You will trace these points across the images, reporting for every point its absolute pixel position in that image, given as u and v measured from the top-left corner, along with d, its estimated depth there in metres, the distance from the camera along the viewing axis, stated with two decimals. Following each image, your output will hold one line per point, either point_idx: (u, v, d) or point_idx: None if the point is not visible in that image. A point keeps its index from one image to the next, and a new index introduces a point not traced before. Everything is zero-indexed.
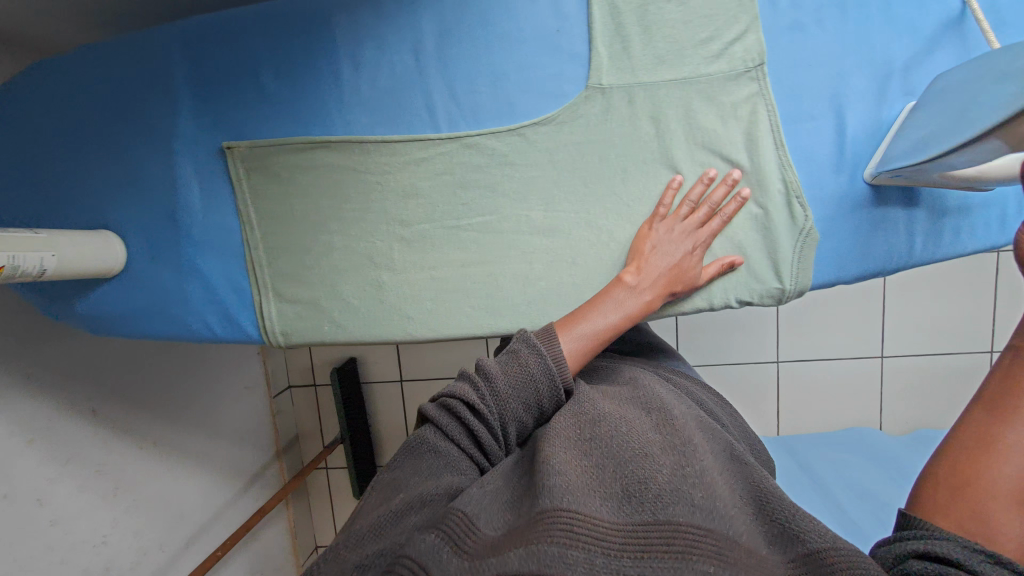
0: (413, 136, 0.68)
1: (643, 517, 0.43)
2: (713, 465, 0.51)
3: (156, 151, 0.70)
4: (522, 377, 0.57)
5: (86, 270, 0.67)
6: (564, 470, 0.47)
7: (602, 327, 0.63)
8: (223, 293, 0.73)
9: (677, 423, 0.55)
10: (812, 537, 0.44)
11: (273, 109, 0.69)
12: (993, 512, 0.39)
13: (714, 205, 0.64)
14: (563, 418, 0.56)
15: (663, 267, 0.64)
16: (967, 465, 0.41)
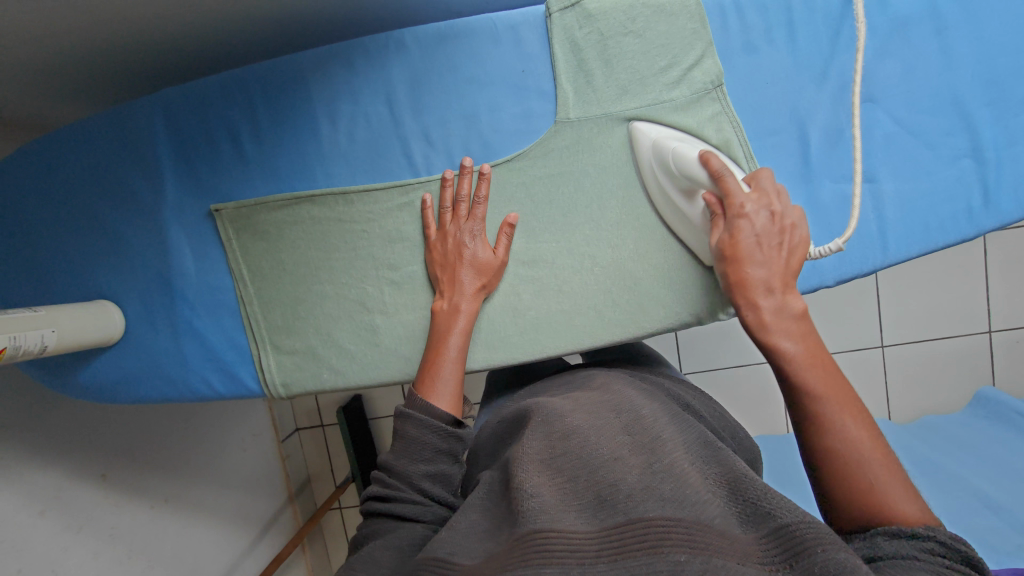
0: (394, 183, 0.70)
1: (617, 521, 0.38)
2: (682, 451, 0.45)
3: (146, 218, 0.72)
4: (408, 445, 0.59)
5: (86, 341, 0.69)
6: (539, 486, 0.42)
7: (445, 359, 0.65)
8: (222, 351, 0.75)
9: (645, 414, 0.49)
10: (782, 512, 0.39)
11: (256, 168, 0.72)
12: (886, 498, 0.44)
13: (466, 198, 0.68)
14: (532, 431, 0.48)
15: (468, 277, 0.67)
16: (850, 469, 0.45)
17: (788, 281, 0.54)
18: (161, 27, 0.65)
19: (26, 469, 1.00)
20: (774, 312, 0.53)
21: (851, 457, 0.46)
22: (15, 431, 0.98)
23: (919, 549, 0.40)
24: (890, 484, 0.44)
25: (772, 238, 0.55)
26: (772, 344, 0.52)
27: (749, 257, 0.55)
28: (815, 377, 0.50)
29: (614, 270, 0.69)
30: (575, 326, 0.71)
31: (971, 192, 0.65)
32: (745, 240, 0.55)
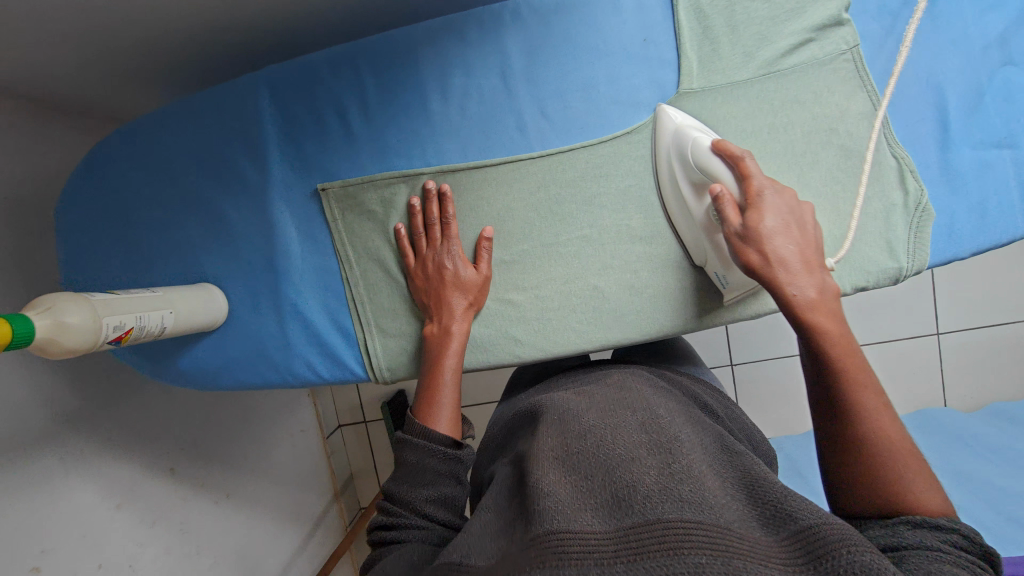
0: (508, 157, 0.68)
1: (634, 521, 0.39)
2: (699, 459, 0.45)
3: (249, 199, 0.70)
4: (410, 469, 0.58)
5: (194, 325, 0.67)
6: (554, 484, 0.43)
7: (444, 380, 0.65)
8: (326, 334, 0.73)
9: (661, 418, 0.50)
10: (804, 517, 0.39)
11: (363, 145, 0.70)
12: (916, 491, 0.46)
13: (354, 233, 0.69)
14: (546, 432, 0.50)
15: (456, 298, 0.68)
16: (881, 461, 0.47)
17: (808, 262, 0.54)
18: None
19: (105, 460, 0.97)
20: (816, 290, 0.53)
21: (887, 446, 0.47)
22: (94, 423, 0.96)
23: (943, 540, 0.42)
24: (916, 472, 0.46)
25: (795, 224, 0.56)
26: (811, 318, 0.53)
27: (778, 236, 0.55)
28: (854, 361, 0.51)
29: None
30: (694, 304, 0.69)
31: None
32: (768, 222, 0.55)
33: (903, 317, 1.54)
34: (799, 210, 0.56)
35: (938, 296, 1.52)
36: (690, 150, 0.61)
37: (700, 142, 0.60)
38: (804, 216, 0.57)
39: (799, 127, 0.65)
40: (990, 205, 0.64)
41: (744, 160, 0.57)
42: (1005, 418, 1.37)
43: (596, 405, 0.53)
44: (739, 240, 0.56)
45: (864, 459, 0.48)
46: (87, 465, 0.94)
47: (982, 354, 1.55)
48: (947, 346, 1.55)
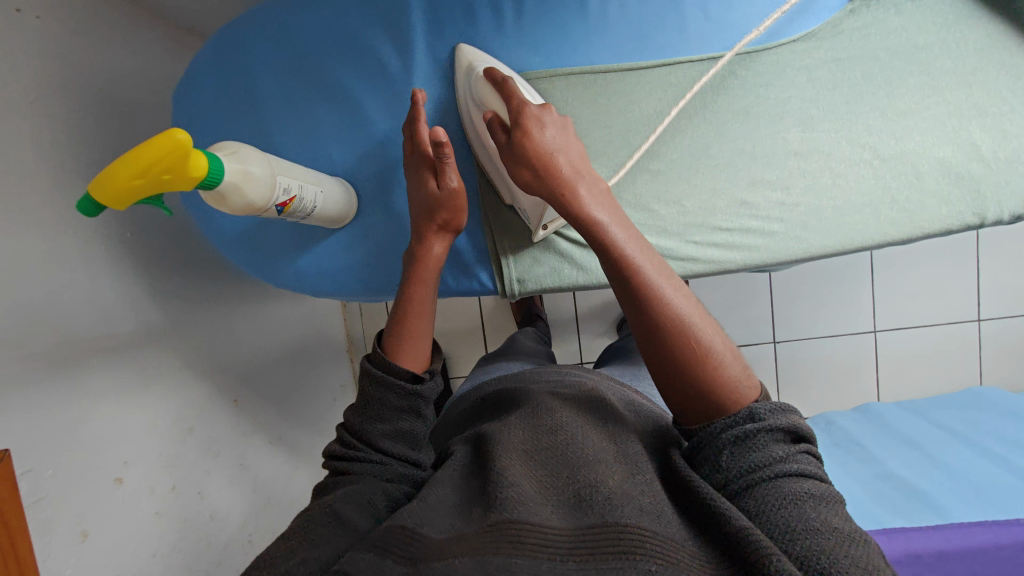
0: (668, 60, 0.66)
1: (593, 522, 0.43)
2: (655, 471, 0.50)
3: (387, 89, 0.67)
4: (370, 403, 0.57)
5: (329, 217, 0.64)
6: (519, 478, 0.47)
7: (414, 317, 0.62)
8: (460, 246, 0.72)
9: (626, 428, 0.55)
10: (739, 518, 0.43)
11: (514, 39, 0.66)
12: (725, 361, 0.51)
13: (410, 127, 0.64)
14: (518, 422, 0.54)
15: (425, 212, 0.64)
16: (706, 336, 0.51)
17: (580, 163, 0.58)
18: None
19: (179, 379, 0.92)
20: (589, 189, 0.56)
21: (689, 333, 0.50)
22: (170, 339, 0.90)
23: (770, 445, 0.47)
24: (718, 341, 0.51)
25: (563, 132, 0.59)
26: (596, 220, 0.54)
27: (556, 149, 0.58)
28: (639, 251, 0.53)
29: (895, 163, 0.65)
30: (848, 224, 0.67)
31: None
32: (542, 135, 0.57)
33: (947, 298, 1.55)
34: (564, 123, 0.60)
35: (982, 278, 1.53)
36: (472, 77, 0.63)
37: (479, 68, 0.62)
38: (567, 128, 0.61)
39: (970, 46, 0.64)
40: None
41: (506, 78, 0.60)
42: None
43: (573, 404, 0.57)
44: (521, 158, 0.58)
45: (665, 343, 0.50)
46: (163, 382, 0.88)
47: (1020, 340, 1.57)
48: (987, 330, 1.57)
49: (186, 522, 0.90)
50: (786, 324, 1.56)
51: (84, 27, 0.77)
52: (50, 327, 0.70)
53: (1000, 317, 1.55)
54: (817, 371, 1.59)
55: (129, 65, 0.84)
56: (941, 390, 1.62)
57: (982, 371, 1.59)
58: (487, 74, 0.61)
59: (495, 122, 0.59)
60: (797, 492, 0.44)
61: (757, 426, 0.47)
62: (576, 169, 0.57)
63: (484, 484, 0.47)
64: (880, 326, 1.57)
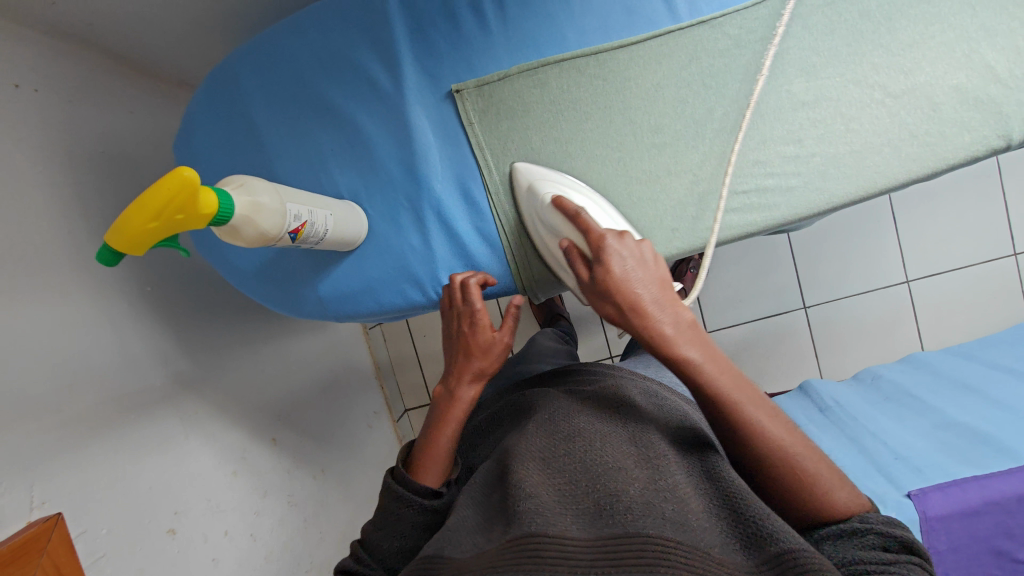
0: (657, 31, 0.65)
1: (614, 532, 0.46)
2: (681, 479, 0.53)
3: (381, 106, 0.67)
4: (384, 518, 0.63)
5: (343, 240, 0.64)
6: (540, 492, 0.50)
7: (440, 441, 0.66)
8: (472, 246, 0.70)
9: (648, 436, 0.58)
10: (783, 537, 0.46)
11: (499, 36, 0.66)
12: (825, 490, 0.51)
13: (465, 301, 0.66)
14: (536, 440, 0.58)
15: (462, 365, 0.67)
16: (797, 465, 0.51)
17: (667, 293, 0.55)
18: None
19: (216, 425, 0.92)
20: (673, 326, 0.54)
21: (794, 466, 0.51)
22: (202, 386, 0.91)
23: (873, 544, 0.49)
24: (818, 474, 0.51)
25: (647, 261, 0.56)
26: (686, 356, 0.53)
27: (636, 280, 0.54)
28: (730, 383, 0.53)
29: (908, 98, 0.63)
30: (869, 168, 0.65)
31: None
32: (619, 268, 0.54)
33: (978, 234, 1.49)
34: (648, 252, 0.57)
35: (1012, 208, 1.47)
36: (540, 205, 0.64)
37: (546, 194, 0.63)
38: (647, 254, 0.57)
39: None
40: None
41: (578, 212, 0.59)
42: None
43: (590, 419, 0.61)
44: (597, 293, 0.56)
45: (772, 485, 0.52)
46: (202, 429, 0.89)
47: None
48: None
49: (244, 566, 0.90)
50: (815, 286, 1.53)
51: (81, 94, 0.79)
52: (85, 389, 0.71)
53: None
54: (855, 329, 1.55)
55: (130, 125, 0.86)
56: (989, 330, 1.55)
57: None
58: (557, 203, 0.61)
59: (572, 255, 0.58)
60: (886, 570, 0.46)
61: (865, 524, 0.50)
62: (664, 300, 0.55)
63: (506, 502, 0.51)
64: (914, 274, 1.52)
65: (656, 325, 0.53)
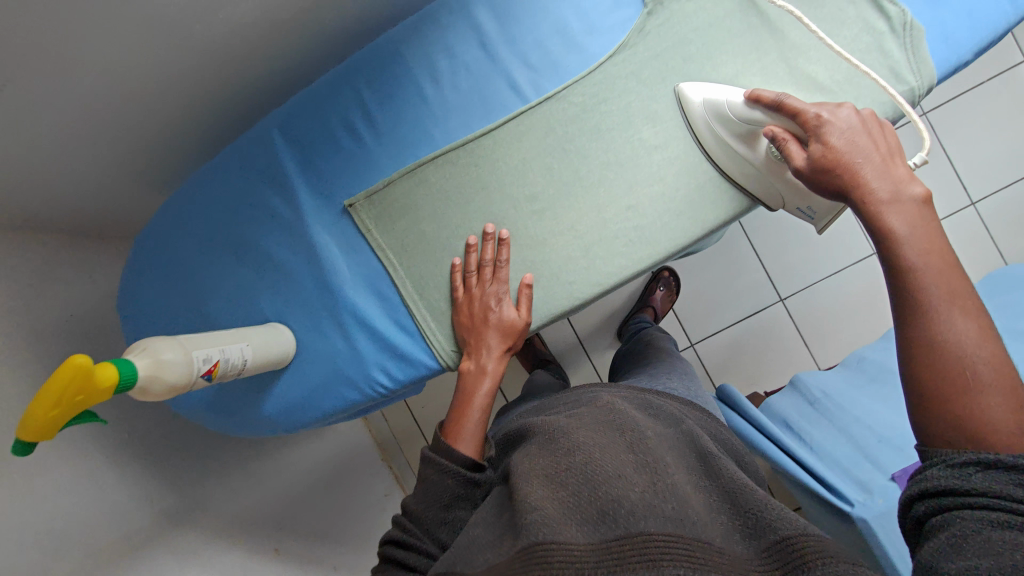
0: (512, 114, 0.71)
1: (616, 535, 0.48)
2: (680, 478, 0.55)
3: (286, 233, 0.74)
4: (427, 489, 0.62)
5: (270, 360, 0.70)
6: (541, 501, 0.50)
7: (473, 414, 0.70)
8: (392, 337, 0.74)
9: (647, 436, 0.58)
10: (783, 527, 0.50)
11: (376, 150, 0.73)
12: (986, 403, 0.48)
13: (489, 260, 0.71)
14: (537, 453, 0.58)
15: (495, 339, 0.72)
16: (987, 360, 0.49)
17: (891, 162, 0.57)
18: (260, 16, 0.68)
19: (210, 551, 0.96)
20: (890, 192, 0.55)
21: (968, 372, 0.49)
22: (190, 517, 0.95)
23: (1013, 485, 0.45)
24: (995, 377, 0.49)
25: (866, 131, 0.58)
26: (893, 249, 0.54)
27: (855, 148, 0.57)
28: (938, 263, 0.53)
29: None
30: (730, 190, 0.70)
31: None
32: (837, 141, 0.57)
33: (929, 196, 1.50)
34: (862, 121, 0.58)
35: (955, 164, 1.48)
36: (728, 105, 0.64)
37: (735, 98, 0.63)
38: (871, 124, 0.59)
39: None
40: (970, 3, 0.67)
41: (780, 97, 0.60)
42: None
43: (588, 427, 0.60)
44: (813, 169, 0.58)
45: (963, 374, 0.49)
46: (195, 559, 0.92)
47: None
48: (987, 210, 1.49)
49: None
50: (785, 277, 1.54)
51: None
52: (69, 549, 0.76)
53: (1002, 187, 1.46)
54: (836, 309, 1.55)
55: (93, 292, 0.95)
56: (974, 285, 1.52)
57: (1015, 245, 1.46)
58: (755, 99, 0.61)
59: (782, 138, 0.59)
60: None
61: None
62: (878, 166, 0.56)
63: (513, 518, 0.51)
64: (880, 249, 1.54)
65: (870, 190, 0.56)
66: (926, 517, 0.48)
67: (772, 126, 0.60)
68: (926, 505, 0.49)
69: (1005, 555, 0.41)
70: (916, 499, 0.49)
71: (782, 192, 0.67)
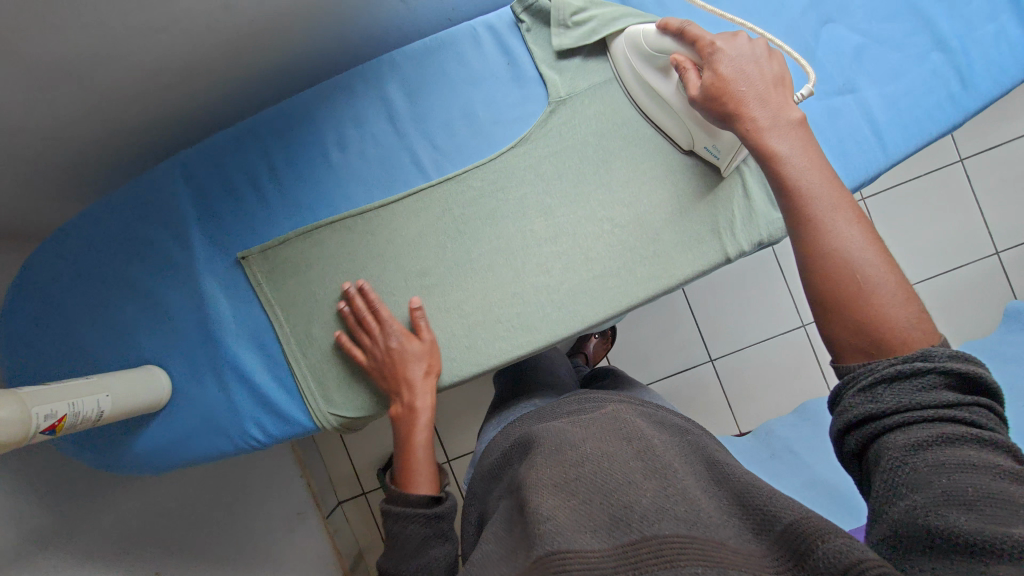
0: (411, 189, 0.73)
1: (631, 540, 0.43)
2: (691, 482, 0.50)
3: (176, 278, 0.74)
4: (399, 543, 0.64)
5: (137, 406, 0.69)
6: (552, 509, 0.46)
7: (420, 453, 0.71)
8: (270, 393, 0.74)
9: (655, 443, 0.54)
10: (784, 514, 0.44)
11: (275, 208, 0.74)
12: (880, 303, 0.48)
13: (364, 313, 0.71)
14: (542, 462, 0.52)
15: (420, 371, 0.71)
16: (877, 261, 0.49)
17: (780, 86, 0.57)
18: (166, 66, 0.69)
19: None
20: (770, 117, 0.55)
21: (859, 277, 0.49)
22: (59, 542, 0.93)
23: (920, 386, 0.44)
24: (885, 276, 0.49)
25: (751, 59, 0.58)
26: (787, 176, 0.53)
27: (738, 77, 0.57)
28: (821, 179, 0.53)
29: (634, 228, 0.71)
30: (612, 289, 0.72)
31: (948, 82, 0.68)
32: (727, 66, 0.57)
33: None
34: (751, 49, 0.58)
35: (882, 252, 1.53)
36: (643, 40, 0.65)
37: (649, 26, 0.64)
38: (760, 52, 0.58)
39: None
40: (848, 143, 0.68)
41: (684, 24, 0.60)
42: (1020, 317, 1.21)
43: (591, 433, 0.56)
44: (704, 98, 0.58)
45: (858, 291, 0.48)
46: None
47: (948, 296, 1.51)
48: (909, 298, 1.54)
49: None
50: (715, 339, 1.58)
51: None
52: None
53: (927, 277, 1.50)
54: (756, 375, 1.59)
55: None
56: None
57: None
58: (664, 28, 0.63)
59: (682, 66, 0.60)
60: (954, 434, 0.42)
61: (929, 365, 0.44)
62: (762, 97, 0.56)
63: (525, 527, 0.46)
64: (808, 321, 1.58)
65: (749, 118, 0.56)
66: (862, 448, 0.46)
67: (677, 55, 0.61)
68: (856, 437, 0.46)
69: (939, 485, 0.40)
70: (845, 432, 0.47)
71: (691, 131, 0.67)
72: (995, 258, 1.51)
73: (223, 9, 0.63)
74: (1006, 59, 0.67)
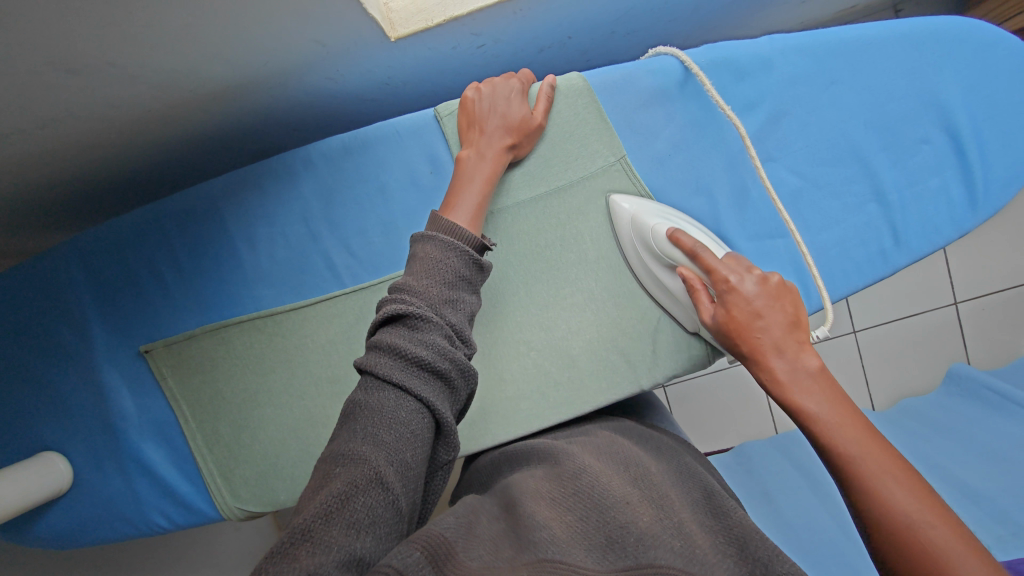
0: (321, 296, 0.70)
1: (627, 566, 0.35)
2: (688, 516, 0.41)
3: (74, 366, 0.71)
4: (428, 265, 0.48)
5: (32, 502, 0.68)
6: (549, 519, 0.38)
7: (468, 191, 0.59)
8: (175, 484, 0.73)
9: (653, 471, 0.45)
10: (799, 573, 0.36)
11: (181, 301, 0.71)
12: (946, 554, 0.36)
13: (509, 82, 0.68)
14: (536, 477, 0.44)
15: (498, 129, 0.62)
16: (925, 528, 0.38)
17: (797, 334, 0.52)
18: (53, 149, 0.63)
19: None
20: (788, 371, 0.50)
21: (913, 531, 0.38)
22: None
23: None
24: (943, 529, 0.38)
25: (774, 306, 0.53)
26: (821, 434, 0.45)
27: (758, 325, 0.52)
28: (848, 436, 0.44)
29: (549, 351, 0.70)
30: (523, 412, 0.69)
31: (882, 235, 0.65)
32: (741, 307, 0.53)
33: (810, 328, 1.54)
34: (768, 287, 0.54)
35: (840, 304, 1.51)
36: (652, 239, 0.63)
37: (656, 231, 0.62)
38: (774, 289, 0.54)
39: (588, 237, 0.69)
40: None
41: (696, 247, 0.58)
42: (962, 384, 1.16)
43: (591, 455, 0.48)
44: (716, 331, 0.56)
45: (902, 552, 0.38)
46: None
47: (892, 348, 1.39)
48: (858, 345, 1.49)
49: None
50: None
51: None
52: None
53: (879, 323, 1.39)
54: (707, 405, 1.48)
55: None
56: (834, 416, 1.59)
57: (875, 384, 1.40)
58: (674, 240, 0.60)
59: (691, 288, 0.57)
60: None
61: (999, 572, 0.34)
62: (781, 336, 0.51)
63: (506, 528, 0.39)
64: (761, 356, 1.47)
65: (765, 365, 0.51)
66: None
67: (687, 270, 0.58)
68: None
69: None
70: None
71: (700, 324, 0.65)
72: (951, 310, 1.38)
73: (113, 104, 0.58)
74: (942, 216, 0.65)
